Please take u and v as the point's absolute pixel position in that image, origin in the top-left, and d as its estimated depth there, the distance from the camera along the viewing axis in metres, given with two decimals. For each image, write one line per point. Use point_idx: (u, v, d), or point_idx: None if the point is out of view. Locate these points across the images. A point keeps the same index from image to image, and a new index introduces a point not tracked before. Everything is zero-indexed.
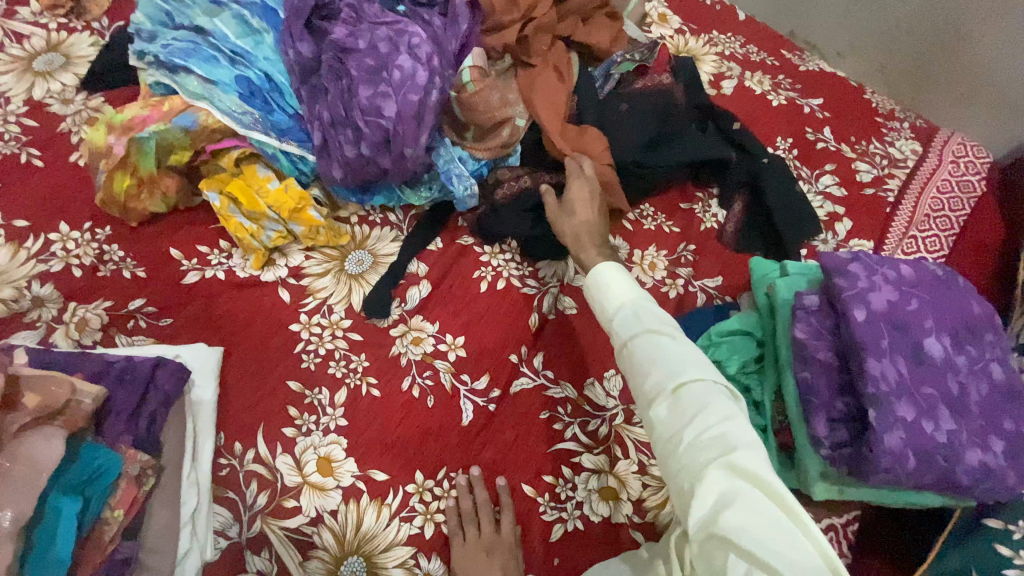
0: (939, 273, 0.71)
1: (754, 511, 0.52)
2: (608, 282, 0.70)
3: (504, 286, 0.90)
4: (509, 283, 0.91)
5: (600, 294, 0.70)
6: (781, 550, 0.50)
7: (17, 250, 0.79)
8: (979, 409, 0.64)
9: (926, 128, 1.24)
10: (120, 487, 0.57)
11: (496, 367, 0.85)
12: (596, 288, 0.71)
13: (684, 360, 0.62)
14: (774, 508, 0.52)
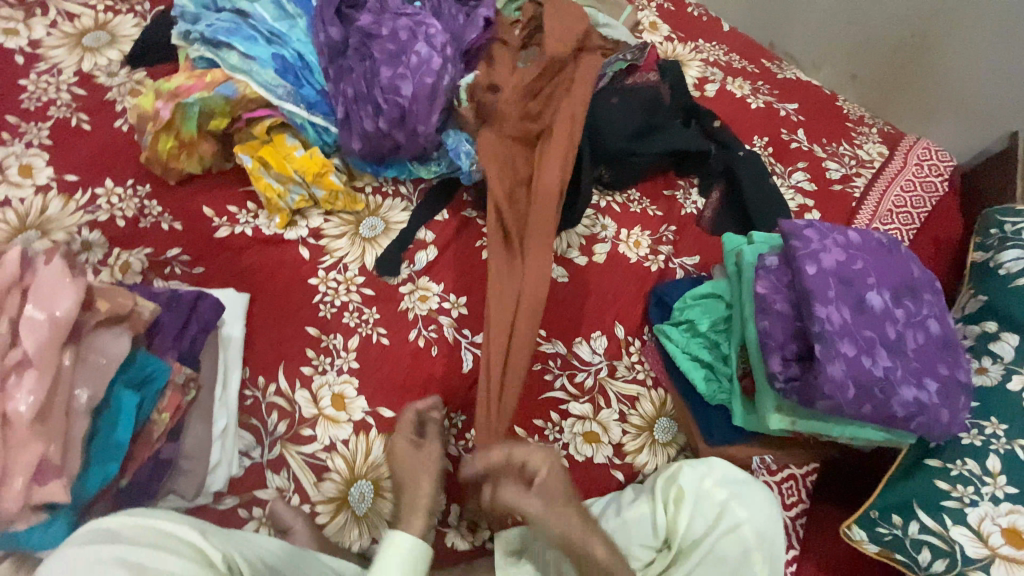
0: (883, 241, 0.82)
1: None
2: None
3: None
4: None
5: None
6: None
7: (68, 201, 0.88)
8: (915, 354, 0.74)
9: (893, 134, 1.35)
10: (167, 393, 0.67)
11: None
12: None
13: None
14: None
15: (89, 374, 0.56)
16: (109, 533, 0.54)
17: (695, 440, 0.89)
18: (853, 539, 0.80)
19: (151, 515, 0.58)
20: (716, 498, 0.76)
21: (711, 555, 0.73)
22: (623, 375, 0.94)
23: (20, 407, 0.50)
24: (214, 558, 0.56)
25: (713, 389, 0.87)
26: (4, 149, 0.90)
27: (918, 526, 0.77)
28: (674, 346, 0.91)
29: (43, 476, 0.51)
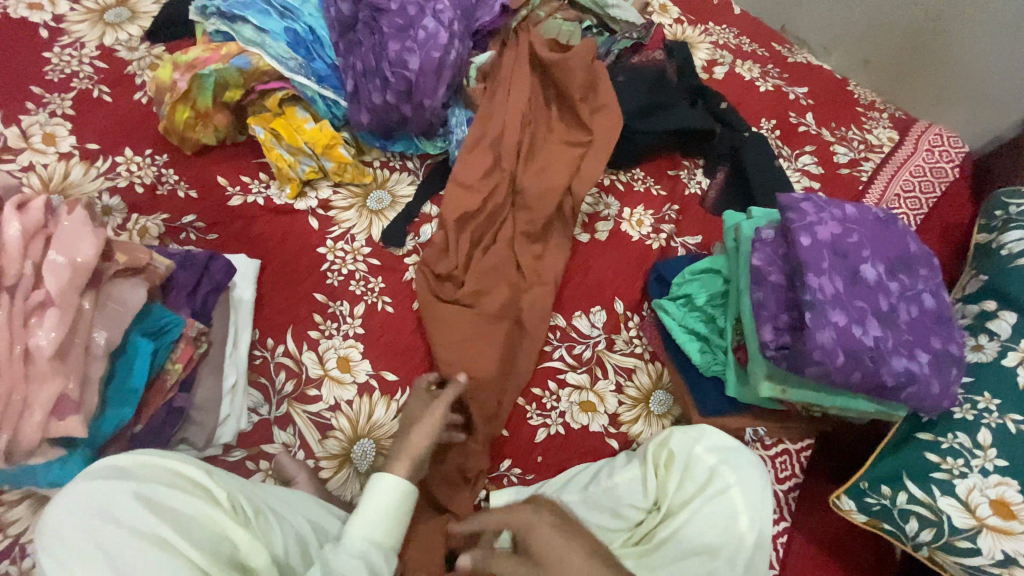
0: (881, 216, 0.83)
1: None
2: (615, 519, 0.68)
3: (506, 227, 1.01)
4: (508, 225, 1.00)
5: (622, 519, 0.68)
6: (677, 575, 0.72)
7: (89, 168, 0.92)
8: (908, 327, 0.76)
9: (904, 120, 1.34)
10: (180, 345, 0.71)
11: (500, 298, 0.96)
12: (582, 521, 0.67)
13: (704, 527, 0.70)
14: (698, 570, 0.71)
15: (108, 319, 0.60)
16: (118, 471, 0.56)
17: (689, 412, 0.91)
18: (842, 509, 0.82)
19: (157, 454, 0.60)
20: (706, 463, 0.77)
21: (698, 517, 0.74)
22: (620, 348, 0.96)
23: (40, 342, 0.53)
24: (219, 498, 0.59)
25: (708, 360, 0.89)
26: (29, 118, 0.94)
27: (906, 496, 0.78)
28: (670, 319, 0.93)
29: (62, 411, 0.54)
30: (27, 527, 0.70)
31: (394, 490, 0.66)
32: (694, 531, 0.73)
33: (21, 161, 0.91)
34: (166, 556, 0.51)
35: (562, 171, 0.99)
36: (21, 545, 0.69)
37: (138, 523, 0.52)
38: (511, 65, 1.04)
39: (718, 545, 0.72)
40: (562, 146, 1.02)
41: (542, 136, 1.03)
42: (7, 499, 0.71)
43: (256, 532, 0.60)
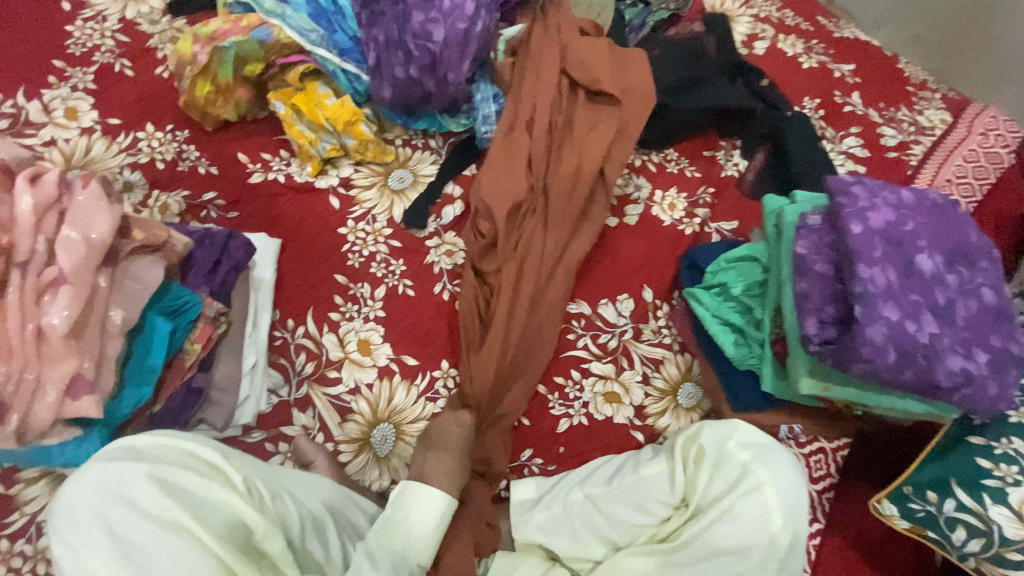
0: (940, 203, 0.76)
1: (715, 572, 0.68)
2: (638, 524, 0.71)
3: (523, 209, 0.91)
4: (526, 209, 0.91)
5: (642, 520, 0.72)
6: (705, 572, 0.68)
7: (111, 143, 0.91)
8: (966, 323, 0.70)
9: (958, 100, 1.24)
10: (199, 325, 0.70)
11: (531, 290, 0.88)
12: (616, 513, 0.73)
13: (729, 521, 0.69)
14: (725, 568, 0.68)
15: (123, 297, 0.58)
16: (135, 451, 0.56)
17: (720, 407, 0.87)
18: (883, 514, 0.78)
19: (173, 434, 0.59)
20: (738, 460, 0.73)
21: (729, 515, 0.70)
22: (648, 339, 0.92)
23: (53, 320, 0.52)
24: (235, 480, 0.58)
25: (743, 353, 0.83)
26: (51, 92, 0.93)
27: (954, 503, 0.73)
28: (703, 309, 0.88)
29: (76, 392, 0.53)
30: (43, 505, 0.72)
31: (437, 504, 0.71)
32: (724, 529, 0.69)
33: (43, 136, 0.90)
34: (177, 541, 0.50)
35: (592, 162, 0.93)
36: (37, 523, 0.71)
37: (151, 506, 0.52)
38: (538, 48, 0.97)
39: (751, 546, 0.68)
40: (592, 132, 0.94)
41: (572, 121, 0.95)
42: (25, 476, 0.73)
43: (271, 515, 0.59)
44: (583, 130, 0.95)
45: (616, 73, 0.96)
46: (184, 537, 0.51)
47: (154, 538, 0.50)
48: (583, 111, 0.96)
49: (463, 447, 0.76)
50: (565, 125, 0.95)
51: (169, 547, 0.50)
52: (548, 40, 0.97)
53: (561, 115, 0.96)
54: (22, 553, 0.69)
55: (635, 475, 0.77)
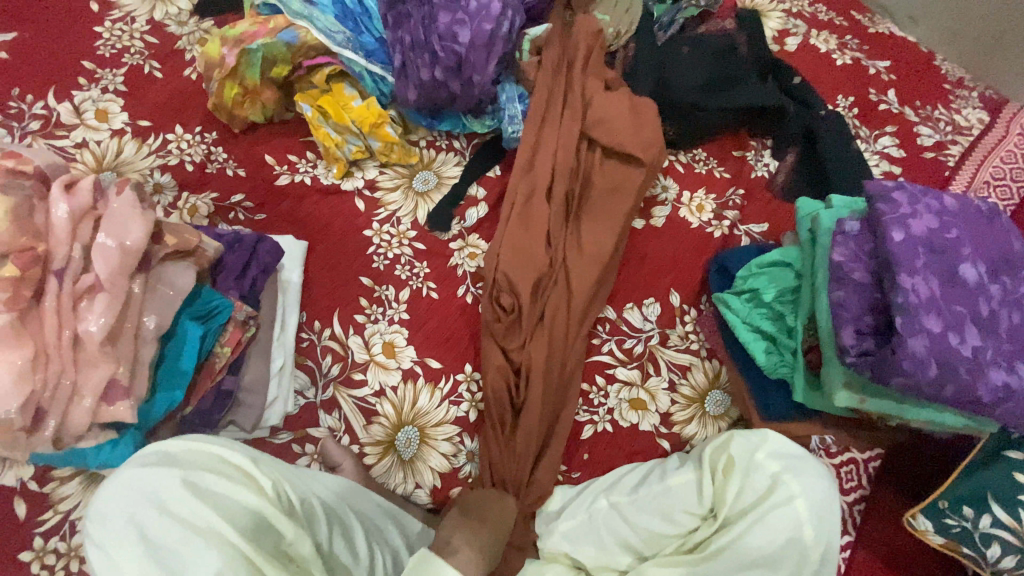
0: (983, 209, 0.73)
1: None
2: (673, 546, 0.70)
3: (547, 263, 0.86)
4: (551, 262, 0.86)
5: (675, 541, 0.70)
6: None
7: (141, 145, 0.92)
8: (1010, 335, 0.67)
9: (996, 99, 1.19)
10: (229, 329, 0.70)
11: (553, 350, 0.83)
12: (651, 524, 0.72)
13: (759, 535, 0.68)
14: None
15: (157, 303, 0.59)
16: (168, 456, 0.57)
17: (749, 415, 0.85)
18: (916, 528, 0.75)
19: (205, 438, 0.60)
20: (768, 472, 0.72)
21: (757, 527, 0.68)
22: (675, 344, 0.90)
23: (90, 327, 0.53)
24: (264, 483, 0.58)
25: (774, 362, 0.81)
26: (82, 94, 0.95)
27: (990, 519, 0.69)
28: (733, 315, 0.86)
29: (112, 396, 0.54)
30: (77, 503, 0.74)
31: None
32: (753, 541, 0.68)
33: (75, 138, 0.91)
34: (207, 545, 0.51)
35: (616, 211, 0.90)
36: (71, 521, 0.73)
37: (183, 511, 0.53)
38: (547, 110, 0.93)
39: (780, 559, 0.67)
40: (613, 179, 0.91)
41: (590, 185, 0.92)
42: (60, 475, 0.74)
43: (299, 518, 0.60)
44: (601, 196, 0.91)
45: (634, 110, 0.92)
46: (212, 542, 0.51)
47: (185, 542, 0.51)
48: (598, 173, 0.92)
49: (495, 517, 0.73)
50: (581, 191, 0.92)
51: (199, 552, 0.51)
52: (571, 48, 0.96)
53: (579, 179, 0.91)
54: (57, 550, 0.72)
55: (662, 484, 0.76)
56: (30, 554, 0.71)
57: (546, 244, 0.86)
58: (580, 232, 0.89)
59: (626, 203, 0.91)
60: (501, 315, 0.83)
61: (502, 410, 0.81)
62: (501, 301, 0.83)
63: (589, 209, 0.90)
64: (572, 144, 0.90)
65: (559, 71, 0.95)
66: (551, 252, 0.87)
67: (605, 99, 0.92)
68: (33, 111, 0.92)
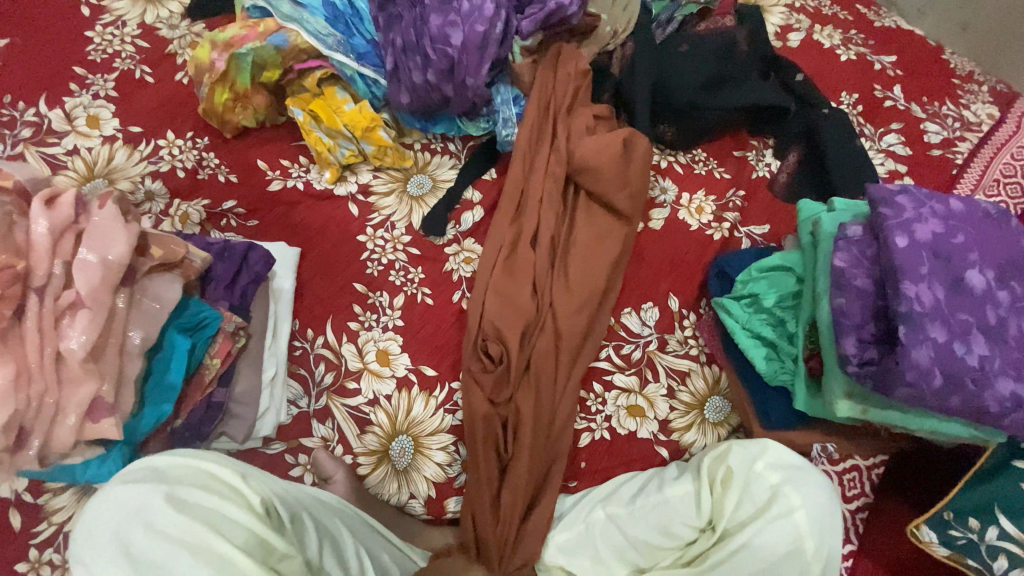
0: (991, 211, 0.71)
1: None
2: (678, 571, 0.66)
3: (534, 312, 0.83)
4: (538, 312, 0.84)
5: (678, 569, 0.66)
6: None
7: (132, 152, 0.91)
8: (1018, 343, 0.65)
9: (1006, 94, 1.16)
10: (218, 340, 0.69)
11: (539, 407, 0.80)
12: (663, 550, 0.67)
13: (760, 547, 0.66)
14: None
15: (143, 318, 0.58)
16: (156, 472, 0.56)
17: (749, 422, 0.83)
18: (920, 540, 0.72)
19: (195, 453, 0.59)
20: (767, 482, 0.70)
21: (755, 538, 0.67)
22: (674, 350, 0.89)
23: (72, 344, 0.52)
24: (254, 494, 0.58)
25: (775, 368, 0.80)
26: (73, 100, 0.94)
27: (996, 532, 0.68)
28: (733, 321, 0.84)
29: (97, 413, 0.54)
30: (70, 515, 0.73)
31: None
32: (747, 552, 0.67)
33: (66, 145, 0.91)
34: (194, 556, 0.50)
35: (605, 258, 0.87)
36: (64, 533, 0.73)
37: (169, 525, 0.51)
38: (532, 156, 0.92)
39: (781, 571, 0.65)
40: (600, 225, 0.90)
41: (578, 229, 0.89)
42: (52, 487, 0.74)
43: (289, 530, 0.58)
44: (589, 240, 0.88)
45: (625, 156, 0.89)
46: (199, 554, 0.50)
47: (171, 556, 0.50)
48: (584, 219, 0.90)
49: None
50: (567, 237, 0.89)
51: (186, 565, 0.49)
52: (558, 79, 0.95)
53: (564, 226, 0.90)
54: (51, 562, 0.71)
55: (660, 495, 0.74)
56: (24, 566, 0.71)
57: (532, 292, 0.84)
58: (566, 278, 0.86)
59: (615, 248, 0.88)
60: (486, 368, 0.81)
61: (488, 467, 0.78)
62: (486, 353, 0.81)
63: (576, 253, 0.87)
64: (557, 191, 0.90)
65: (544, 116, 0.94)
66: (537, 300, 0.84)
67: (596, 143, 0.89)
68: (24, 118, 0.92)
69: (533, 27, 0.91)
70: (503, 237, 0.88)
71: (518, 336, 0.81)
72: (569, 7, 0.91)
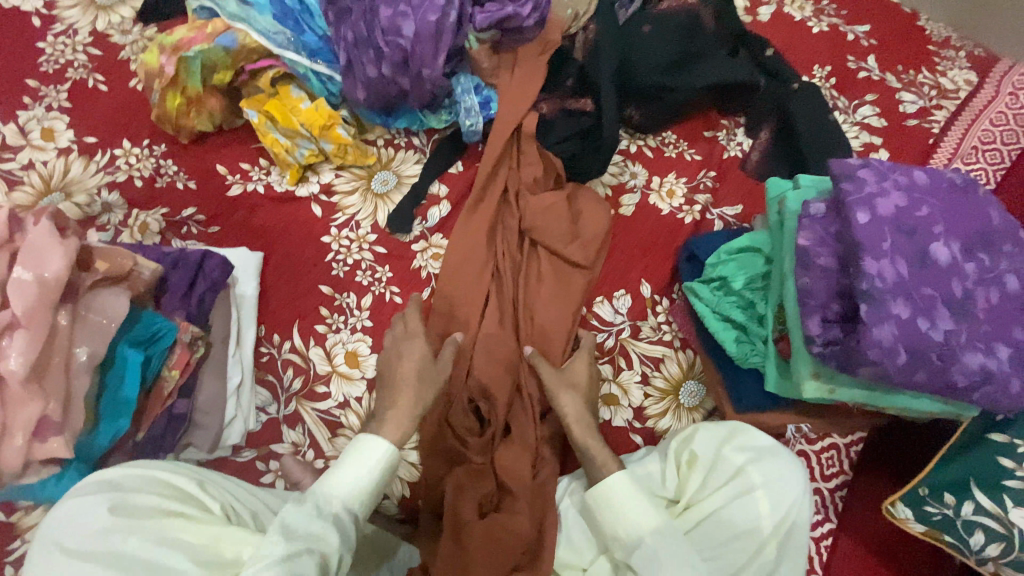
0: (957, 181, 0.70)
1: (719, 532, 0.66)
2: (621, 504, 0.66)
3: (493, 354, 0.83)
4: (496, 353, 0.83)
5: (613, 517, 0.66)
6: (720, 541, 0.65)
7: (89, 163, 0.90)
8: (987, 316, 0.64)
9: (984, 59, 1.13)
10: (175, 351, 0.69)
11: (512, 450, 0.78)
12: (607, 508, 0.66)
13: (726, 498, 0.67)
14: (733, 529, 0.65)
15: (88, 333, 0.59)
16: (110, 485, 0.56)
17: (722, 406, 0.83)
18: (896, 517, 0.72)
19: (149, 465, 0.59)
20: (732, 463, 0.69)
21: (715, 516, 0.67)
22: (647, 336, 0.88)
23: (10, 365, 0.52)
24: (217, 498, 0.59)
25: (746, 351, 0.79)
26: (27, 113, 0.92)
27: (972, 506, 0.67)
28: (703, 305, 0.83)
29: (44, 432, 0.54)
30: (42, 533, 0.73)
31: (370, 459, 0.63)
32: (626, 483, 0.66)
33: (22, 160, 0.89)
34: (162, 548, 0.51)
35: (564, 293, 0.86)
36: None
37: (130, 525, 0.51)
38: (474, 215, 0.89)
39: (732, 548, 0.65)
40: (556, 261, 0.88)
41: (544, 285, 0.86)
42: (23, 505, 0.74)
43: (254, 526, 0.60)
44: (544, 276, 0.87)
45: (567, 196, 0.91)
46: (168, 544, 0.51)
47: (135, 554, 0.50)
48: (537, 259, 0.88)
49: None
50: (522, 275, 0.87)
51: (157, 555, 0.50)
52: (518, 72, 0.93)
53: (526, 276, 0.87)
54: None
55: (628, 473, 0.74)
56: None
57: (491, 336, 0.83)
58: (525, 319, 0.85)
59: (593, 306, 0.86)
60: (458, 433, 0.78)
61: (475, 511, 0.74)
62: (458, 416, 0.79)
63: (533, 291, 0.86)
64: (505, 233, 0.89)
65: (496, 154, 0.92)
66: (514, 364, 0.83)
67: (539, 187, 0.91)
68: None
69: (485, 24, 0.87)
70: (470, 292, 0.85)
71: (508, 396, 0.81)
72: (525, 15, 0.88)
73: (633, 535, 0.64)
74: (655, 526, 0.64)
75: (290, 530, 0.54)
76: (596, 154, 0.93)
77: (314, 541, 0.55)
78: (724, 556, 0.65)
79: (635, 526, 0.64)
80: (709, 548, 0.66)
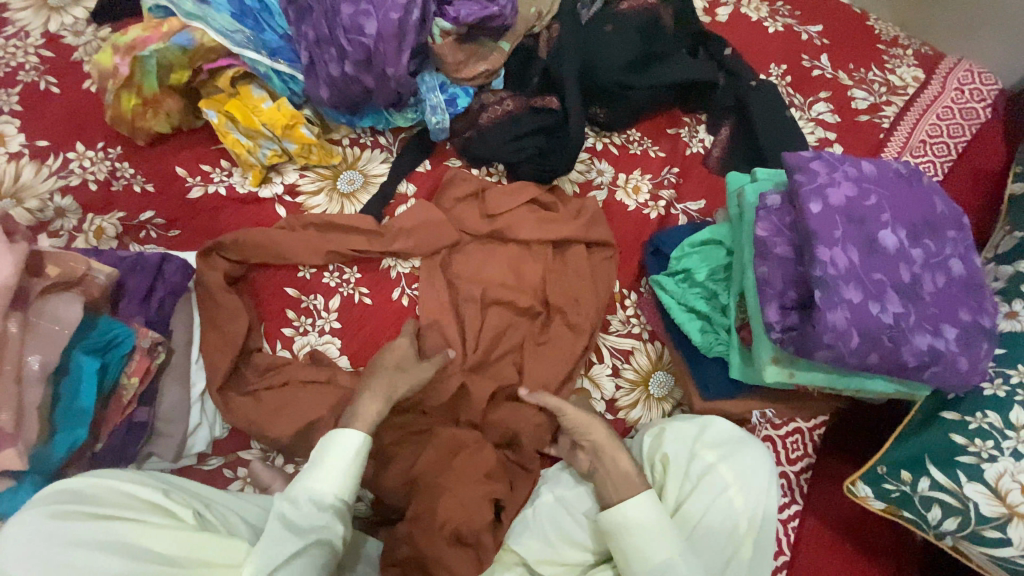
0: (903, 172, 0.73)
1: (714, 527, 0.67)
2: (637, 523, 0.64)
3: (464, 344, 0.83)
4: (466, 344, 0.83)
5: (629, 537, 0.64)
6: (715, 534, 0.67)
7: (40, 167, 0.86)
8: (933, 299, 0.67)
9: (931, 56, 1.18)
10: (135, 357, 0.68)
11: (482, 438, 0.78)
12: (622, 528, 0.65)
13: (715, 494, 0.68)
14: (722, 522, 0.67)
15: (41, 341, 0.59)
16: (76, 494, 0.54)
17: (691, 396, 0.85)
18: (857, 496, 0.74)
19: (111, 474, 0.57)
20: (704, 461, 0.71)
21: (703, 513, 0.68)
22: (617, 330, 0.89)
23: None
24: (186, 504, 0.59)
25: (710, 340, 0.82)
26: None
27: (929, 482, 0.69)
28: (669, 297, 0.86)
29: None
30: None
31: (351, 447, 0.65)
32: (636, 506, 0.65)
33: None
34: (133, 558, 0.50)
35: (532, 282, 0.87)
36: None
37: (102, 533, 0.51)
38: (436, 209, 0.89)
39: (721, 546, 0.66)
40: (526, 256, 0.89)
41: (528, 280, 0.87)
42: None
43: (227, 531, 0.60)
44: (513, 266, 0.88)
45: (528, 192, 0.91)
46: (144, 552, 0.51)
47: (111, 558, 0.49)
48: (502, 255, 0.88)
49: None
50: (490, 271, 0.87)
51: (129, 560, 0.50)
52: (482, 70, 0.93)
53: (494, 271, 0.87)
54: None
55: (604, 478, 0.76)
56: None
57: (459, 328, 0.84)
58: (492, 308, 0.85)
59: (595, 300, 0.86)
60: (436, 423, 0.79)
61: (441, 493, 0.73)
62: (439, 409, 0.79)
63: (504, 281, 0.86)
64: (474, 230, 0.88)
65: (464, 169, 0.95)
66: (505, 359, 0.84)
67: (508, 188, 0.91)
68: None
69: (472, 20, 0.89)
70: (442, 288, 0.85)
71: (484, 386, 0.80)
72: (507, 14, 0.91)
73: (660, 556, 0.63)
74: (679, 548, 0.63)
75: (298, 526, 0.59)
76: (562, 152, 0.93)
77: (324, 532, 0.60)
78: (716, 552, 0.66)
79: (650, 548, 0.63)
80: (705, 545, 0.66)
